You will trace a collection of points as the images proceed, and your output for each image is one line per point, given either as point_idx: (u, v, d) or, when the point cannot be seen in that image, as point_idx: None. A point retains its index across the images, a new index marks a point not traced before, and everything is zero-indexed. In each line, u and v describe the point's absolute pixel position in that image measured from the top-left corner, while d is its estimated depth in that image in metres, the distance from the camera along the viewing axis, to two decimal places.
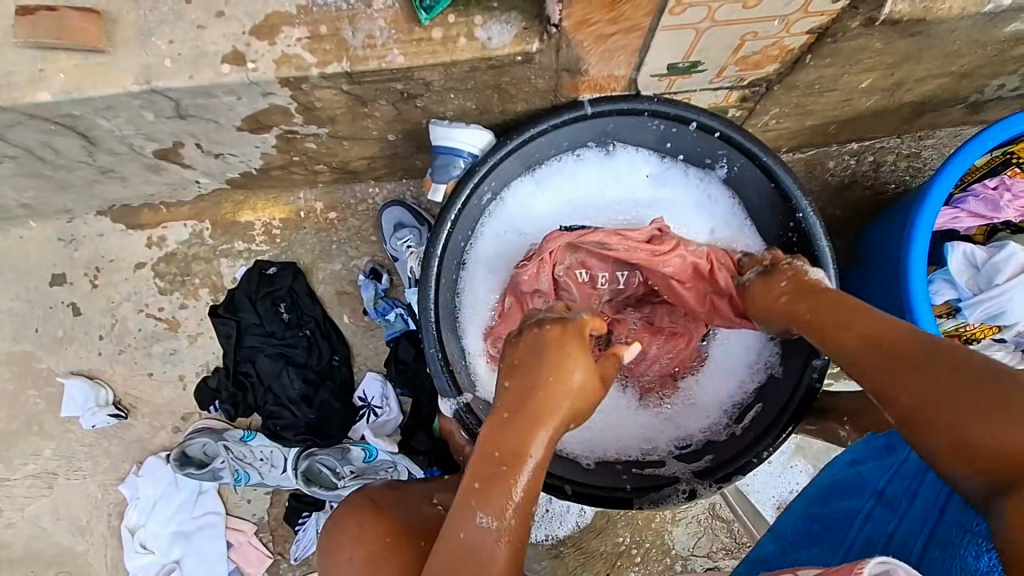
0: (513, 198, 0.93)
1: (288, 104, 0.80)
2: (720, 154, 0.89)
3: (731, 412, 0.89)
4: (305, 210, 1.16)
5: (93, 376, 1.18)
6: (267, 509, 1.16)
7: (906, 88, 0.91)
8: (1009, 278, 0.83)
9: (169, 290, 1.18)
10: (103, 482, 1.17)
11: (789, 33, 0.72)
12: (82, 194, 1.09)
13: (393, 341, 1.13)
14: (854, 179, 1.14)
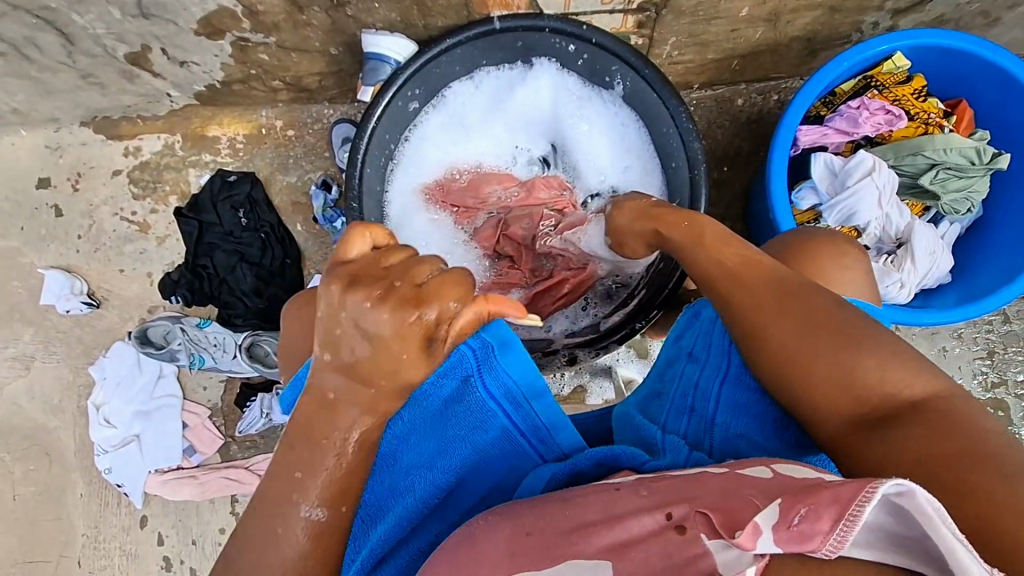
0: (444, 106, 1.06)
1: (235, 7, 0.94)
2: (615, 70, 1.00)
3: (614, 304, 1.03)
4: (266, 126, 1.30)
5: (71, 270, 1.31)
6: (222, 395, 1.29)
7: (785, 20, 1.03)
8: (859, 180, 0.94)
9: (142, 195, 1.32)
10: (76, 365, 1.30)
11: None
12: (65, 101, 1.23)
13: (339, 245, 1.26)
14: (760, 116, 1.26)
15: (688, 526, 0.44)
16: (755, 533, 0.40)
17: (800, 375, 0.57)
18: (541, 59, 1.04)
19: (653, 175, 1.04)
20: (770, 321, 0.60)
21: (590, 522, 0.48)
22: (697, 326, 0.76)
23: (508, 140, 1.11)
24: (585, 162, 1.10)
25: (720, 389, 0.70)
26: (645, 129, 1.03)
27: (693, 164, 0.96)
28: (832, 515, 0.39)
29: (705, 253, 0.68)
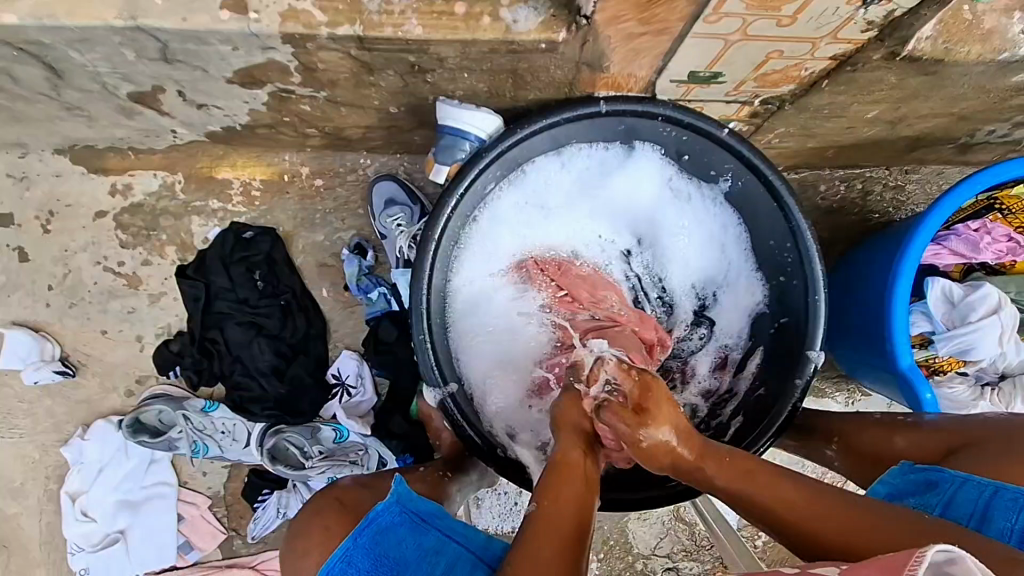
0: (523, 184, 0.90)
1: (289, 62, 0.75)
2: (726, 167, 0.88)
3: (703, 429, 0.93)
4: (289, 173, 1.10)
5: (39, 329, 1.09)
6: (224, 483, 1.10)
7: (907, 123, 0.93)
8: (983, 317, 0.87)
9: (132, 243, 1.10)
10: (44, 442, 1.09)
11: (814, 55, 0.72)
12: (40, 130, 0.99)
13: (373, 320, 1.09)
14: (842, 205, 1.17)
15: None
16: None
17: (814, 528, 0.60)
18: (642, 143, 0.89)
19: (753, 287, 0.93)
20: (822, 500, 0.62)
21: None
22: (928, 498, 0.71)
23: (591, 226, 0.97)
24: (677, 260, 0.97)
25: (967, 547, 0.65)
26: (749, 235, 0.92)
27: (813, 290, 0.85)
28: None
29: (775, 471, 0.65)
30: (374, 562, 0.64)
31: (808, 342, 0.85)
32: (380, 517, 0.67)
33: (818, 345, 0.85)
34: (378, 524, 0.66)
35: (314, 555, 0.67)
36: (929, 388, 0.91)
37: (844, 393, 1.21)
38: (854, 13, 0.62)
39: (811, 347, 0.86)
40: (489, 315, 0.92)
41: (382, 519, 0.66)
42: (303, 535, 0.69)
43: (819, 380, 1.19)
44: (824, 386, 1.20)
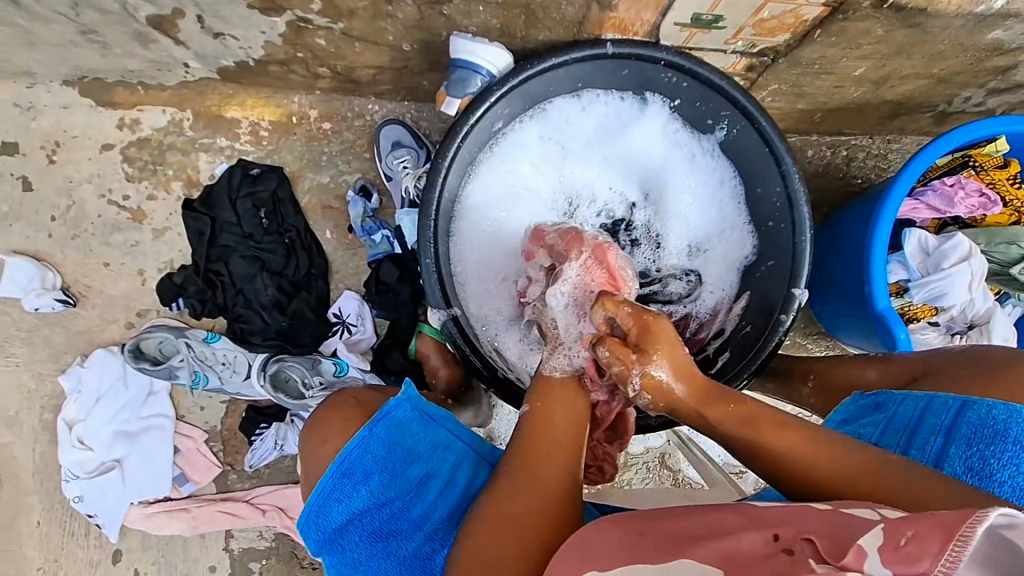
0: (542, 120, 0.95)
1: None
2: (722, 115, 0.92)
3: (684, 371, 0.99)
4: (297, 115, 1.12)
5: (40, 258, 1.09)
6: (222, 418, 1.11)
7: (891, 84, 0.99)
8: (955, 264, 0.93)
9: (138, 177, 1.11)
10: (41, 371, 1.09)
11: (809, 1, 0.77)
12: (51, 56, 1.00)
13: (375, 262, 1.11)
14: (827, 169, 1.23)
15: (797, 551, 0.45)
16: (861, 556, 0.41)
17: (800, 446, 0.59)
18: (653, 95, 0.95)
19: (743, 237, 0.99)
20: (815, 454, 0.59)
21: (695, 536, 0.50)
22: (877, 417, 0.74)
23: (602, 175, 1.03)
24: (676, 216, 1.03)
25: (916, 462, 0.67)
26: (743, 187, 0.97)
27: (800, 230, 0.90)
28: (941, 535, 0.39)
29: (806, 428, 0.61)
30: (387, 450, 0.68)
31: (794, 279, 0.90)
32: (395, 411, 0.69)
33: (802, 282, 0.90)
34: (393, 419, 0.69)
35: (330, 443, 0.70)
36: (904, 329, 0.95)
37: (824, 350, 1.27)
38: None
39: (795, 284, 0.91)
40: (494, 244, 0.97)
41: (397, 414, 0.69)
42: (320, 423, 0.72)
43: (800, 337, 1.25)
44: (804, 343, 1.26)
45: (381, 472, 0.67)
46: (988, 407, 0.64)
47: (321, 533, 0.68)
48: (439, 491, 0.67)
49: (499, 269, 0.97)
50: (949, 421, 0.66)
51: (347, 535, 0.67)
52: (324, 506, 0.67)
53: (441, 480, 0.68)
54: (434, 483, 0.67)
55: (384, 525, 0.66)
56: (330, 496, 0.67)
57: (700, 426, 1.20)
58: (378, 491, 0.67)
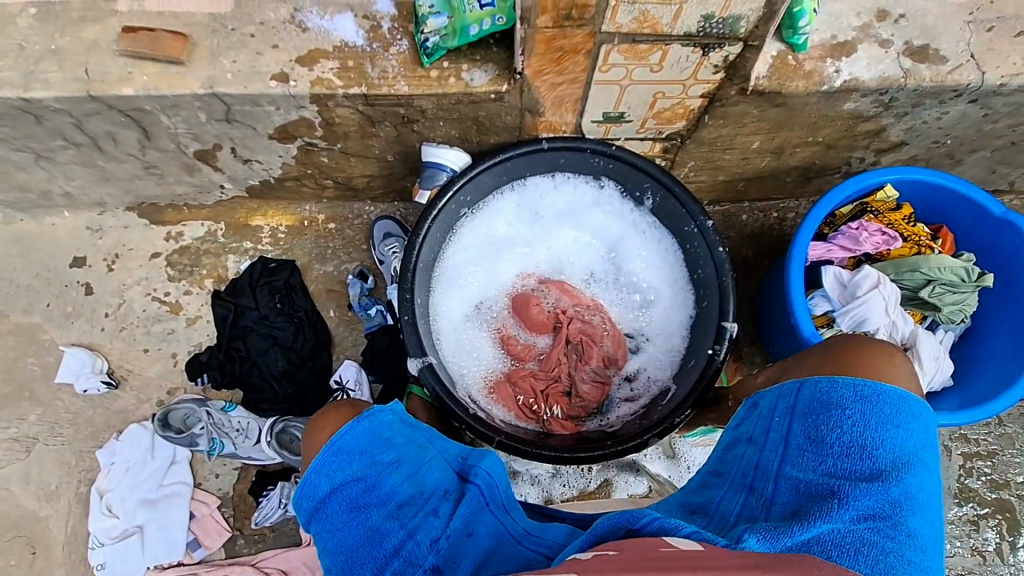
0: (517, 194, 1.16)
1: (314, 118, 1.04)
2: (646, 187, 1.12)
3: (637, 411, 1.10)
4: (308, 219, 1.37)
5: (93, 349, 1.30)
6: (233, 484, 1.23)
7: (789, 152, 1.20)
8: (867, 292, 1.06)
9: (178, 277, 1.34)
10: (81, 448, 1.24)
11: (688, 94, 0.99)
12: (119, 188, 1.28)
13: (370, 334, 1.29)
14: (763, 229, 1.40)
15: None
16: None
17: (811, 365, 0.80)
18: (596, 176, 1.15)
19: (685, 294, 1.13)
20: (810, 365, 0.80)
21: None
22: (755, 415, 0.79)
23: (570, 239, 1.21)
24: (630, 279, 1.18)
25: (787, 447, 0.72)
26: (682, 250, 1.13)
27: (721, 272, 1.05)
28: None
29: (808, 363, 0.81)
30: (368, 438, 0.78)
31: (724, 312, 1.04)
32: (379, 414, 0.79)
33: (731, 315, 1.03)
34: (376, 419, 0.79)
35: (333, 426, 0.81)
36: None
37: None
38: (701, 59, 0.90)
39: (725, 318, 1.04)
40: (473, 294, 1.16)
41: (381, 415, 0.79)
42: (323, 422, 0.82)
43: None
44: None
45: (362, 457, 0.76)
46: (818, 382, 0.75)
47: (310, 501, 0.75)
48: (406, 475, 0.76)
49: (481, 317, 1.15)
50: (795, 400, 0.75)
51: (328, 505, 0.75)
52: (308, 479, 0.76)
53: (410, 466, 0.77)
54: (403, 467, 0.77)
55: (357, 496, 0.75)
56: (319, 471, 0.76)
57: (680, 472, 1.26)
58: (356, 474, 0.76)
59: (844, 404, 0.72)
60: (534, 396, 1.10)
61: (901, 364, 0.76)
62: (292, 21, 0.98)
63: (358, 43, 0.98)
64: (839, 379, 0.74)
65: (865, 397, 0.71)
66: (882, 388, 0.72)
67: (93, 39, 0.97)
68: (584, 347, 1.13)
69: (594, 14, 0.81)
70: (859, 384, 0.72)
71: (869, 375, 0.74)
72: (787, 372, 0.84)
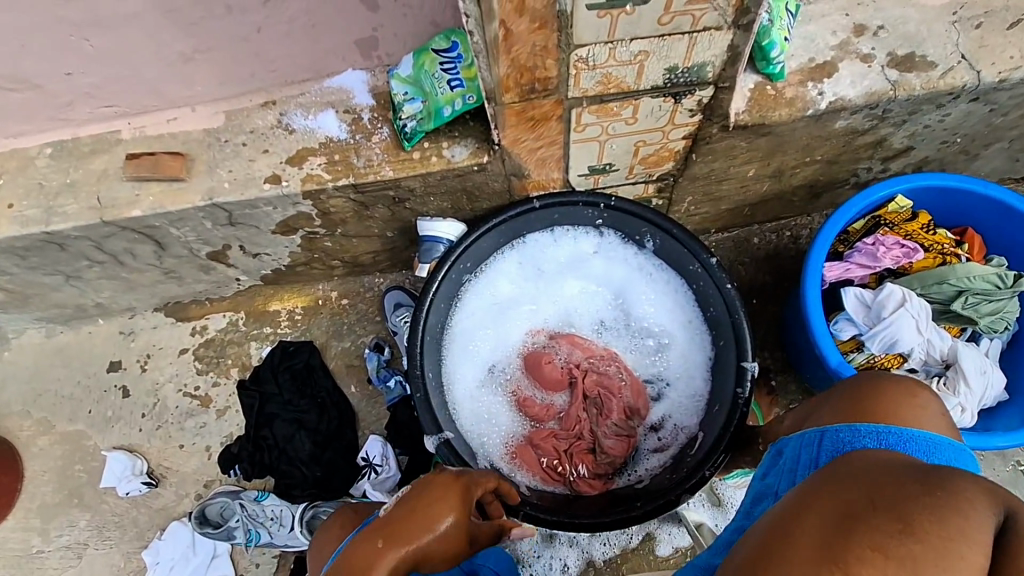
0: (517, 253, 1.16)
1: (310, 211, 1.08)
2: (645, 231, 1.11)
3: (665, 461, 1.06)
4: (322, 298, 1.41)
5: (133, 450, 1.35)
6: (274, 571, 1.25)
7: (789, 174, 1.17)
8: (894, 311, 1.01)
9: (205, 369, 1.39)
10: (129, 549, 1.29)
11: (670, 139, 0.98)
12: (145, 293, 1.35)
13: (392, 405, 1.30)
14: (778, 250, 1.36)
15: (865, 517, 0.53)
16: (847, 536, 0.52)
17: (832, 409, 0.74)
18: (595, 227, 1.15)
19: (701, 335, 1.10)
20: (828, 407, 0.75)
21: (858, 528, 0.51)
22: (779, 465, 0.75)
23: (577, 290, 1.19)
24: (640, 325, 1.16)
25: None
26: (691, 289, 1.11)
27: (733, 309, 1.03)
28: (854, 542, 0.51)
29: (827, 406, 0.75)
30: None
31: (742, 353, 1.01)
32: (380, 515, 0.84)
33: (750, 354, 1.00)
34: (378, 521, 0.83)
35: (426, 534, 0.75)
36: None
37: None
38: (675, 106, 0.90)
39: (744, 358, 1.00)
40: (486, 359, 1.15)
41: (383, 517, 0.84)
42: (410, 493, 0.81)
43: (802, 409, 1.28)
44: None
45: None
46: (839, 432, 0.70)
47: None
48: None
49: (495, 381, 1.14)
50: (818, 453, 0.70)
51: None
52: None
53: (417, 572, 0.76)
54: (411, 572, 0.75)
55: None
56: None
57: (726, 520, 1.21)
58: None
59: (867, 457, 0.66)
60: (557, 457, 1.07)
61: (931, 406, 0.70)
62: (279, 125, 1.04)
63: (341, 137, 1.02)
64: (862, 428, 0.68)
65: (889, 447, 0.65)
66: (917, 437, 0.66)
67: (103, 169, 1.05)
68: (603, 400, 1.10)
69: (558, 83, 0.82)
70: (884, 432, 0.67)
71: (894, 421, 0.68)
72: (808, 419, 0.77)
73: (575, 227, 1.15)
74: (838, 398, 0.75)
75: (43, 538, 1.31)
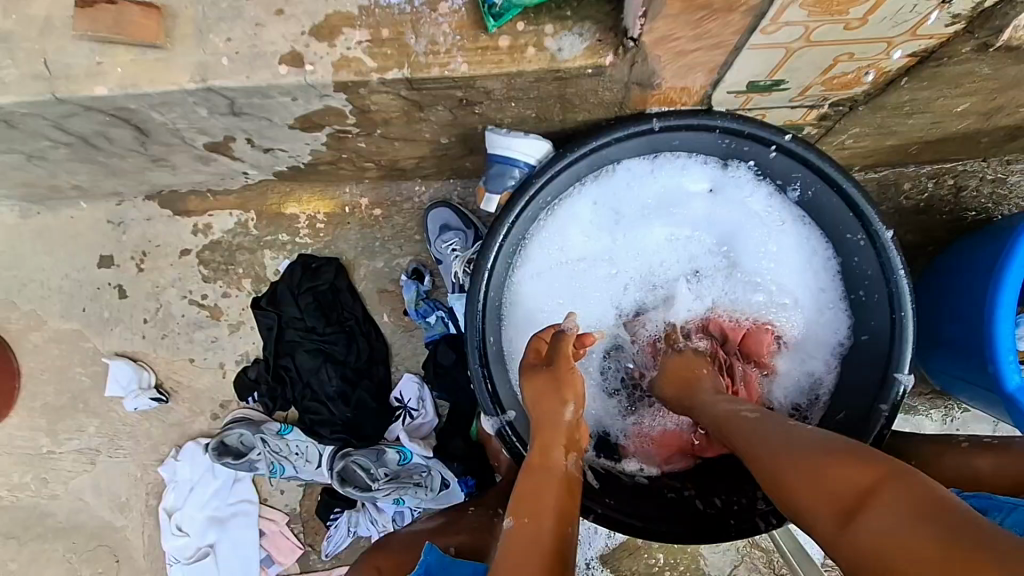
0: (599, 189, 0.87)
1: (344, 106, 0.77)
2: (794, 176, 0.81)
3: None
4: (350, 205, 1.14)
5: (137, 359, 1.20)
6: (300, 500, 1.19)
7: (1006, 113, 0.84)
8: None
9: (213, 277, 1.18)
10: (144, 462, 1.21)
11: (889, 55, 0.65)
12: (132, 180, 1.08)
13: (431, 343, 1.11)
14: (930, 204, 1.06)
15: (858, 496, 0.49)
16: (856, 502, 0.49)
17: None
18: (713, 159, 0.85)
19: (828, 315, 0.87)
20: None
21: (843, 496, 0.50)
22: None
23: (671, 240, 0.91)
24: (747, 288, 0.91)
25: None
26: (835, 258, 0.85)
27: (898, 305, 0.77)
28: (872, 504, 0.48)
29: None
30: None
31: (894, 362, 0.77)
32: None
33: (906, 366, 0.77)
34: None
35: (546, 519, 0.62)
36: None
37: (939, 409, 1.11)
38: (936, 7, 0.56)
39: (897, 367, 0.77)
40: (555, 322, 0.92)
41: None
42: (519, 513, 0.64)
43: (910, 396, 1.11)
44: (917, 403, 1.11)
45: None
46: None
47: None
48: None
49: None
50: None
51: None
52: None
53: None
54: None
55: None
56: None
57: None
58: None
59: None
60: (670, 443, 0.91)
61: None
62: None
63: (392, 1, 0.68)
64: None
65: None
66: None
67: (45, 17, 0.72)
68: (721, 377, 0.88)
69: None
70: None
71: None
72: None
73: (681, 156, 0.85)
74: None
75: (49, 441, 1.22)
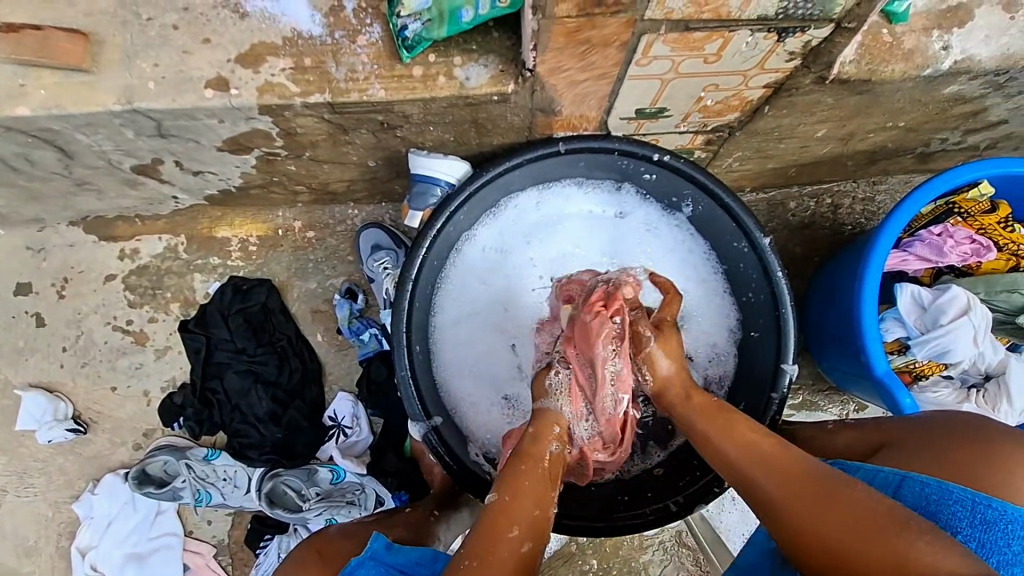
0: (492, 226, 0.94)
1: (270, 129, 0.82)
2: (686, 193, 0.91)
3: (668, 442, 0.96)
4: (282, 228, 1.16)
5: (53, 390, 1.15)
6: (228, 530, 1.15)
7: (858, 139, 0.98)
8: (954, 319, 0.90)
9: (139, 302, 1.16)
10: (58, 499, 1.15)
11: (748, 86, 0.77)
12: (54, 205, 1.07)
13: (365, 361, 1.13)
14: (813, 220, 1.20)
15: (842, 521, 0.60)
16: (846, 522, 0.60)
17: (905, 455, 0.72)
18: (604, 182, 0.94)
19: (725, 317, 0.96)
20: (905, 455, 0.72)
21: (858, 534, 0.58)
22: None
23: (576, 258, 0.97)
24: (646, 295, 0.98)
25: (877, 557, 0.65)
26: (724, 265, 0.95)
27: (780, 302, 0.87)
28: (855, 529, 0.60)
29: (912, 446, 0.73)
30: None
31: (781, 353, 0.87)
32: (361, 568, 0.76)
33: (790, 356, 0.87)
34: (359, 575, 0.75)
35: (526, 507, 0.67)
36: (908, 393, 0.92)
37: (837, 405, 1.22)
38: (774, 45, 0.67)
39: (783, 359, 0.87)
40: (476, 348, 0.95)
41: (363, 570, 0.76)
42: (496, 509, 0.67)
43: (810, 394, 1.22)
44: (817, 400, 1.22)
45: None
46: (922, 485, 0.65)
47: None
48: None
49: (483, 367, 0.95)
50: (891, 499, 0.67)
51: None
52: None
53: None
54: None
55: None
56: None
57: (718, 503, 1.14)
58: None
59: (956, 528, 0.62)
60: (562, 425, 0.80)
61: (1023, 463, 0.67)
62: (225, 4, 0.75)
63: (314, 33, 0.75)
64: (954, 489, 0.64)
65: (986, 523, 0.61)
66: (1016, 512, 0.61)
67: None
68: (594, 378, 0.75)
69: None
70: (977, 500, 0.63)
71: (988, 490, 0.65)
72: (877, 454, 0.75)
73: (575, 182, 0.94)
74: (917, 441, 0.73)
75: None
